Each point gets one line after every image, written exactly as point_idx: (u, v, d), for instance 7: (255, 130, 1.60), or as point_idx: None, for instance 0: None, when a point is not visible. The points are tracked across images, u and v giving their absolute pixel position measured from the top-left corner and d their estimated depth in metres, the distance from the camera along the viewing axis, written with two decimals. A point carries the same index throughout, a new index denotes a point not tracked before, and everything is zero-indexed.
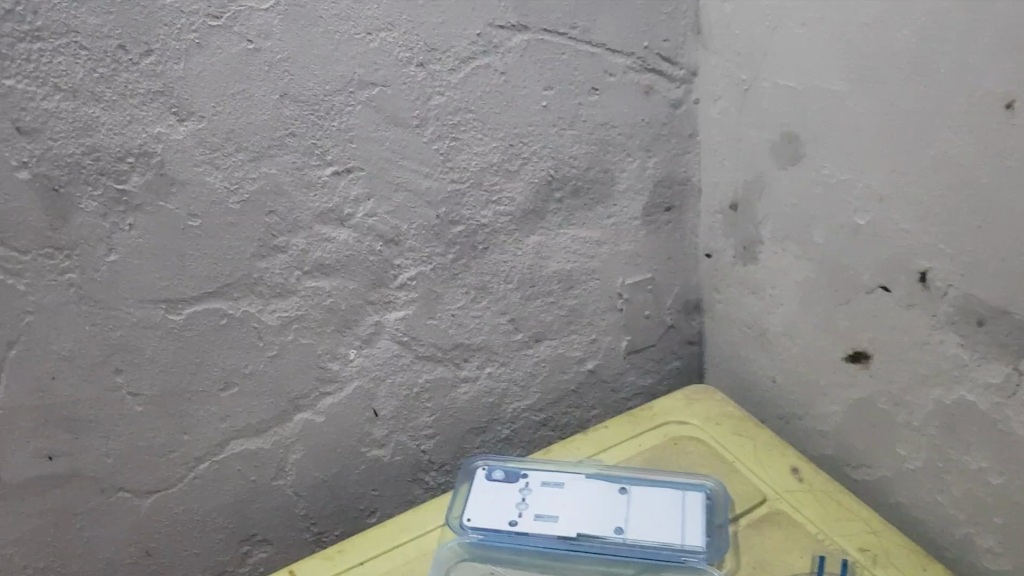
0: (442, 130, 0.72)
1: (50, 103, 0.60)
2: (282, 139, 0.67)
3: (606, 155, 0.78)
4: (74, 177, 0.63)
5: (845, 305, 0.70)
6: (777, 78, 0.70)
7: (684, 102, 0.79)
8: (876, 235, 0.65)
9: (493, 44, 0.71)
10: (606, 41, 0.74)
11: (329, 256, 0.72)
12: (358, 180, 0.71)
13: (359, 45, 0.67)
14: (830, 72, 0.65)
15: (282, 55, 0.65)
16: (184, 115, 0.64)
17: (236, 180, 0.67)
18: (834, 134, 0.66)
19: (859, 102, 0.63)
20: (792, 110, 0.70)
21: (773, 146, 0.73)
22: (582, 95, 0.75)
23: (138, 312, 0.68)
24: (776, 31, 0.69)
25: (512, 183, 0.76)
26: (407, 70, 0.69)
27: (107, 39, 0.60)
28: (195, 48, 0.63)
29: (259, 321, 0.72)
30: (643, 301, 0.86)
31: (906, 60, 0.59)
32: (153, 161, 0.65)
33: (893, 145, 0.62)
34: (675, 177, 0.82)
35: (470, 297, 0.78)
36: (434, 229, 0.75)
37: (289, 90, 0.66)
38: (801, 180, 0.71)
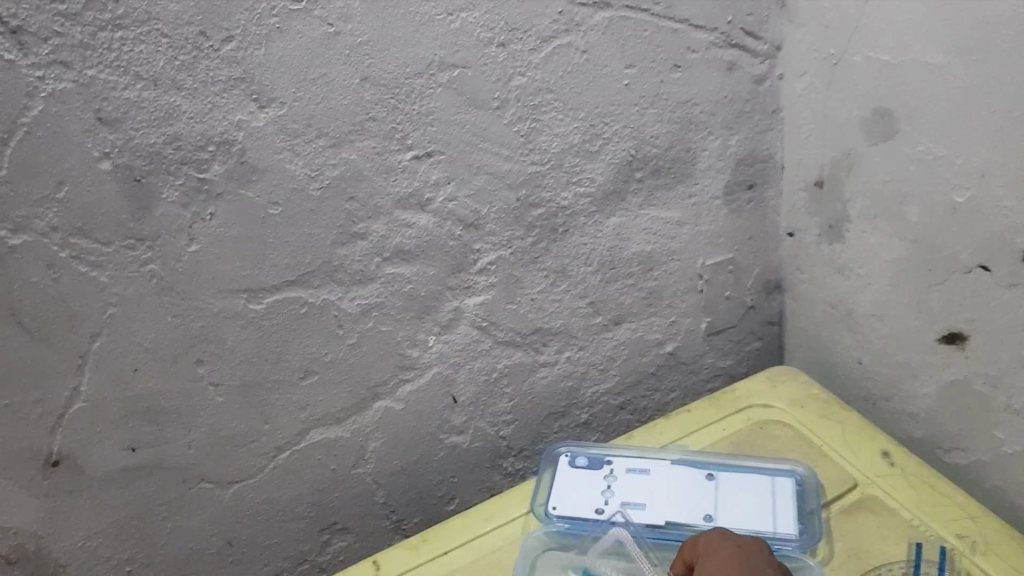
0: (523, 111, 0.70)
1: (132, 93, 0.59)
2: (363, 124, 0.66)
3: (687, 134, 0.76)
4: (155, 168, 0.61)
5: (940, 285, 0.67)
6: (868, 52, 0.68)
7: (768, 78, 0.77)
8: (976, 213, 0.62)
9: (575, 22, 0.68)
10: (689, 17, 0.72)
11: (409, 242, 0.71)
12: (439, 164, 0.69)
13: (441, 26, 0.65)
14: (927, 45, 0.62)
15: (362, 39, 0.63)
16: (265, 102, 0.62)
17: (317, 166, 0.66)
18: (931, 108, 0.64)
19: (961, 75, 0.60)
20: (885, 83, 0.67)
21: (864, 120, 0.70)
22: (665, 72, 0.73)
23: (221, 302, 0.67)
24: (868, 3, 0.66)
25: (592, 165, 0.74)
26: (488, 51, 0.67)
27: (189, 25, 0.58)
28: (277, 33, 0.61)
29: (340, 309, 0.71)
30: (723, 281, 0.84)
31: (1013, 30, 0.56)
32: (233, 149, 0.63)
33: (997, 119, 0.59)
34: (757, 155, 0.80)
35: (550, 280, 0.77)
36: (515, 213, 0.73)
37: (371, 74, 0.64)
38: (894, 157, 0.68)
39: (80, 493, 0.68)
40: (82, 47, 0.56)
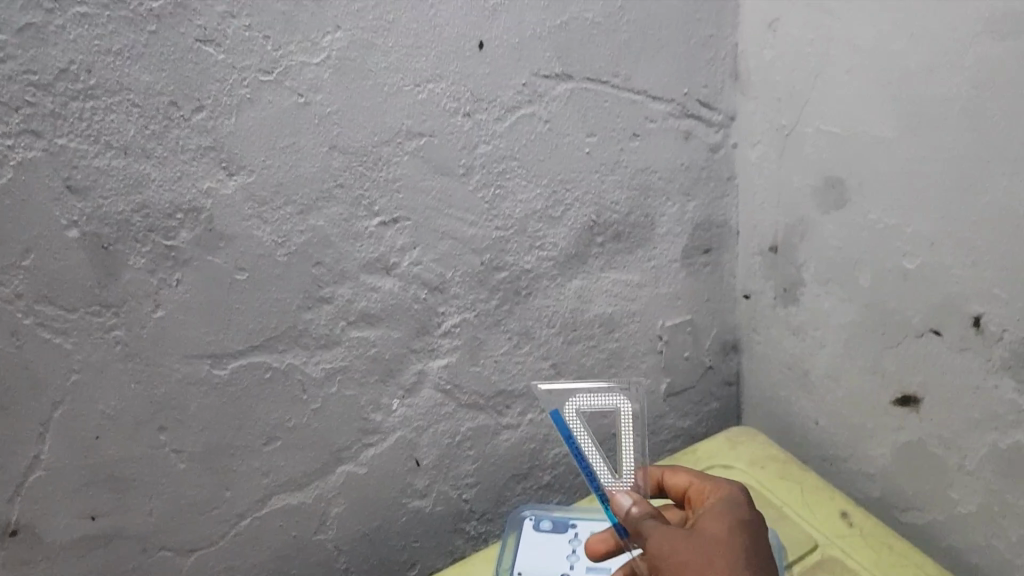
0: (488, 178, 0.72)
1: (102, 161, 0.59)
2: (331, 191, 0.67)
3: (646, 200, 0.79)
4: (123, 235, 0.61)
5: (893, 348, 0.70)
6: (819, 124, 0.71)
7: (723, 146, 0.80)
8: (926, 279, 0.65)
9: (538, 93, 0.71)
10: (647, 89, 0.75)
11: (374, 306, 0.72)
12: (405, 230, 0.70)
13: (408, 97, 0.67)
14: (875, 119, 0.66)
15: (331, 108, 0.65)
16: (234, 170, 0.63)
17: (284, 233, 0.67)
18: (880, 178, 0.67)
19: (909, 148, 0.64)
20: (836, 153, 0.70)
21: (816, 189, 0.73)
22: (624, 141, 0.76)
23: (185, 368, 0.67)
24: (819, 78, 0.70)
25: (554, 230, 0.76)
26: (454, 120, 0.69)
27: (160, 95, 0.59)
28: (247, 103, 0.62)
29: (305, 373, 0.71)
30: (682, 342, 0.86)
31: (957, 108, 0.59)
32: (201, 216, 0.63)
33: (945, 190, 0.62)
34: (713, 220, 0.82)
35: (514, 342, 0.78)
36: (479, 276, 0.74)
37: (339, 143, 0.66)
38: (845, 225, 0.71)
39: (36, 563, 0.67)
40: (53, 116, 0.57)
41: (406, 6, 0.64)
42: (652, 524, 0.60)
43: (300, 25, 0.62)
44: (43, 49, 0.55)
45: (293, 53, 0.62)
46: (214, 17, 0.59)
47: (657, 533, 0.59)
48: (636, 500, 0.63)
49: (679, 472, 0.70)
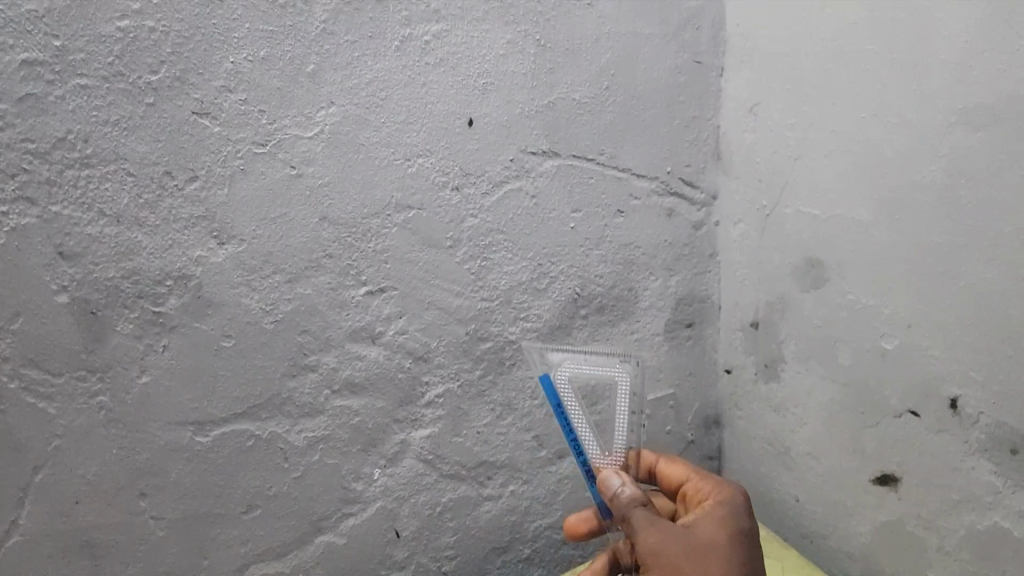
0: (475, 250, 0.73)
1: (94, 229, 0.60)
2: (320, 260, 0.68)
3: (630, 274, 0.80)
4: (112, 301, 0.62)
5: (873, 427, 0.71)
6: (798, 206, 0.73)
7: (705, 224, 0.82)
8: (903, 359, 0.66)
9: (525, 169, 0.73)
10: (632, 167, 0.77)
11: (359, 375, 0.72)
12: (391, 300, 0.71)
13: (398, 170, 0.69)
14: (852, 203, 0.68)
15: (323, 180, 0.66)
16: (225, 239, 0.64)
17: (272, 301, 0.67)
18: (857, 259, 0.68)
19: (884, 230, 0.65)
20: (814, 234, 0.72)
21: (796, 268, 0.74)
22: (608, 216, 0.77)
23: (168, 435, 0.66)
24: (798, 161, 0.72)
25: (539, 302, 0.77)
26: (443, 194, 0.71)
27: (155, 164, 0.61)
28: (240, 174, 0.64)
29: (286, 441, 0.70)
30: (665, 415, 0.85)
31: (931, 195, 0.61)
32: (190, 283, 0.64)
33: (919, 273, 0.63)
34: (696, 294, 0.84)
35: (496, 413, 0.78)
36: (464, 346, 0.75)
37: (329, 213, 0.67)
38: (825, 304, 0.72)
39: None
40: (48, 184, 0.58)
41: (397, 83, 0.67)
42: (642, 514, 0.64)
43: (294, 99, 0.64)
44: (43, 120, 0.58)
45: (287, 126, 0.64)
46: (211, 91, 0.62)
47: (650, 526, 0.63)
48: (627, 482, 0.66)
49: (676, 464, 0.73)
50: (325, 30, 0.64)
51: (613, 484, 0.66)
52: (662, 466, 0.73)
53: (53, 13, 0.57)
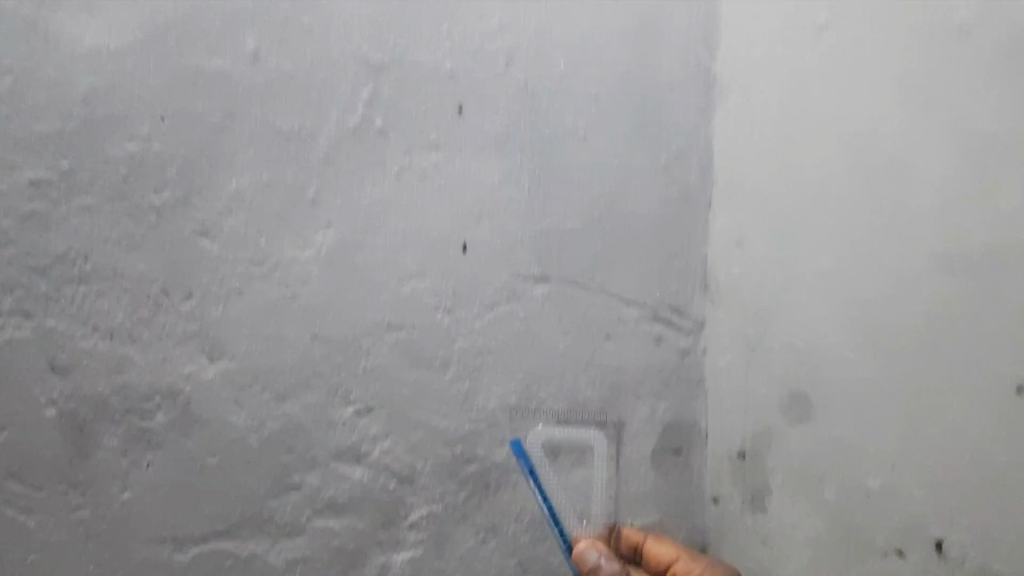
0: (463, 371, 0.71)
1: (87, 343, 0.62)
2: (309, 379, 0.67)
3: (618, 400, 0.76)
4: (100, 415, 0.63)
5: (857, 566, 0.66)
6: (785, 339, 0.73)
7: (693, 351, 0.80)
8: (887, 500, 0.64)
9: (516, 292, 0.73)
10: (620, 292, 0.76)
11: (341, 495, 0.68)
12: (378, 419, 0.69)
13: (392, 291, 0.69)
14: (838, 339, 0.68)
15: (317, 300, 0.67)
16: (216, 355, 0.65)
17: (259, 418, 0.66)
18: (842, 395, 0.68)
19: (870, 369, 0.66)
20: (802, 369, 0.71)
21: (784, 400, 0.73)
22: (597, 340, 0.75)
23: (145, 552, 0.64)
24: (785, 295, 0.73)
25: (527, 424, 0.73)
26: (435, 315, 0.70)
27: (152, 281, 0.63)
28: (236, 294, 0.65)
29: (265, 561, 0.66)
30: None
31: (916, 334, 0.62)
32: (179, 400, 0.64)
33: (905, 412, 0.63)
34: (684, 420, 0.79)
35: (478, 538, 0.71)
36: (449, 468, 0.71)
37: (321, 332, 0.67)
38: (810, 437, 0.71)
39: None
40: (46, 297, 0.61)
41: (395, 208, 0.69)
42: None
43: (294, 221, 0.66)
44: (46, 236, 0.61)
45: (285, 248, 0.66)
46: (213, 212, 0.64)
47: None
48: (606, 556, 0.67)
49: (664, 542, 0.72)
50: (328, 157, 0.67)
51: (590, 562, 0.66)
52: (650, 544, 0.73)
53: (65, 136, 0.61)
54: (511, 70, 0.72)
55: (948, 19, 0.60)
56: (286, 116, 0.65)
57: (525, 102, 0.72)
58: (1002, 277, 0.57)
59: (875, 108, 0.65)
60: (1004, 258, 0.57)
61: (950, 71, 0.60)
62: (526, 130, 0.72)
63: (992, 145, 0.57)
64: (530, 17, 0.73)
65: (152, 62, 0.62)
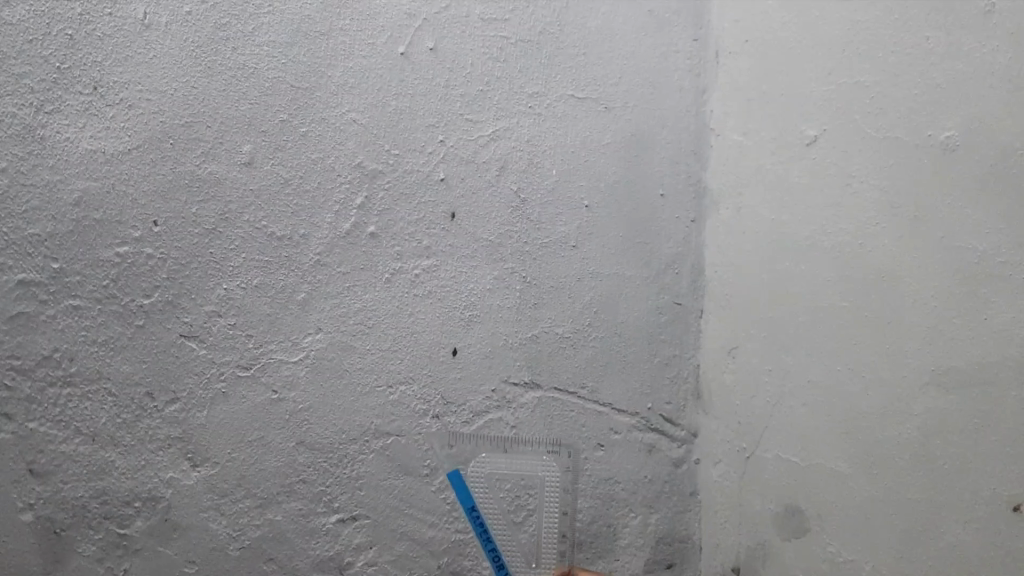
0: None
1: (68, 446, 0.60)
2: (292, 485, 0.66)
3: (609, 510, 0.75)
4: (77, 521, 0.61)
5: None
6: (777, 450, 0.72)
7: (686, 461, 0.79)
8: None
9: (506, 399, 0.72)
10: (612, 400, 0.75)
11: None
12: (363, 528, 0.68)
13: (380, 396, 0.68)
14: (830, 453, 0.67)
15: (304, 405, 0.66)
16: (199, 460, 0.63)
17: (240, 526, 0.64)
18: (836, 512, 0.66)
19: (861, 485, 0.64)
20: (794, 482, 0.70)
21: (776, 515, 0.72)
22: (588, 449, 0.74)
23: None
24: (777, 406, 0.72)
25: None
26: (423, 421, 0.69)
27: (137, 385, 0.62)
28: (221, 396, 0.64)
29: None
30: None
31: (908, 451, 0.61)
32: (159, 505, 0.62)
33: (899, 532, 0.62)
34: (676, 533, 0.78)
35: None
36: None
37: (307, 437, 0.66)
38: (804, 554, 0.69)
39: None
40: (28, 400, 0.59)
41: (385, 312, 0.68)
42: None
43: (283, 325, 0.65)
44: (31, 337, 0.60)
45: (272, 351, 0.65)
46: (202, 315, 0.63)
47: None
48: None
49: None
50: (319, 261, 0.66)
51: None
52: None
53: (56, 237, 0.60)
54: (504, 177, 0.72)
55: (932, 139, 0.61)
56: (279, 220, 0.65)
57: (517, 210, 0.73)
58: (995, 397, 0.57)
59: (861, 223, 0.65)
60: (995, 378, 0.57)
61: (935, 190, 0.60)
62: (518, 237, 0.73)
63: (979, 265, 0.58)
64: (525, 125, 0.74)
65: (148, 164, 0.62)
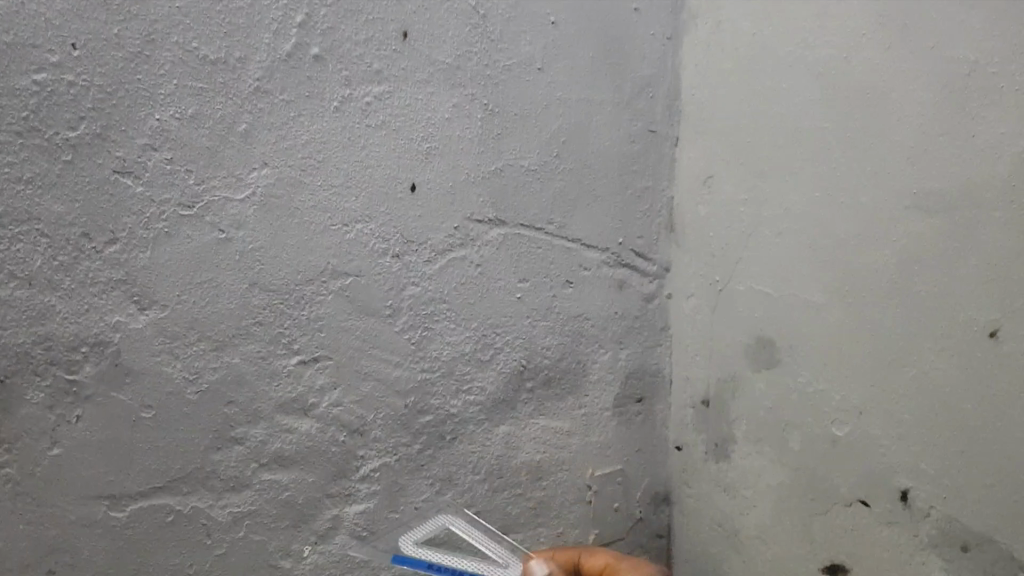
0: (415, 320, 0.69)
1: (4, 291, 0.55)
2: (248, 327, 0.63)
3: (579, 346, 0.76)
4: (22, 368, 0.57)
5: (822, 515, 0.68)
6: (751, 282, 0.71)
7: (657, 297, 0.80)
8: (856, 450, 0.64)
9: (470, 238, 0.70)
10: (582, 236, 0.74)
11: (289, 448, 0.66)
12: (325, 369, 0.66)
13: (335, 236, 0.65)
14: (806, 283, 0.66)
15: (254, 245, 0.62)
16: (146, 304, 0.60)
17: (196, 369, 0.62)
18: (808, 342, 0.66)
19: (837, 314, 0.63)
20: (766, 314, 0.70)
21: (748, 347, 0.72)
22: (556, 287, 0.74)
23: (78, 510, 0.60)
24: (751, 237, 0.70)
25: (483, 374, 0.72)
26: (382, 261, 0.67)
27: (71, 225, 0.57)
28: (164, 237, 0.59)
29: (210, 517, 0.64)
30: (613, 493, 0.81)
31: (884, 277, 0.59)
32: (108, 350, 0.59)
33: (871, 359, 0.61)
34: (647, 369, 0.81)
35: (436, 488, 0.72)
36: (402, 419, 0.70)
37: (259, 280, 0.63)
38: (777, 386, 0.70)
39: None
40: None
41: (336, 144, 0.63)
42: None
43: (225, 160, 0.60)
44: None
45: (215, 188, 0.60)
46: (134, 149, 0.58)
47: None
48: None
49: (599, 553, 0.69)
50: (259, 87, 0.61)
51: None
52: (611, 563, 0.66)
53: None
54: None
55: None
56: (211, 42, 0.59)
57: (476, 28, 0.68)
58: (978, 218, 0.54)
59: (847, 36, 0.60)
60: (980, 199, 0.53)
61: None
62: (478, 61, 0.68)
63: (970, 74, 0.53)
64: None
65: None
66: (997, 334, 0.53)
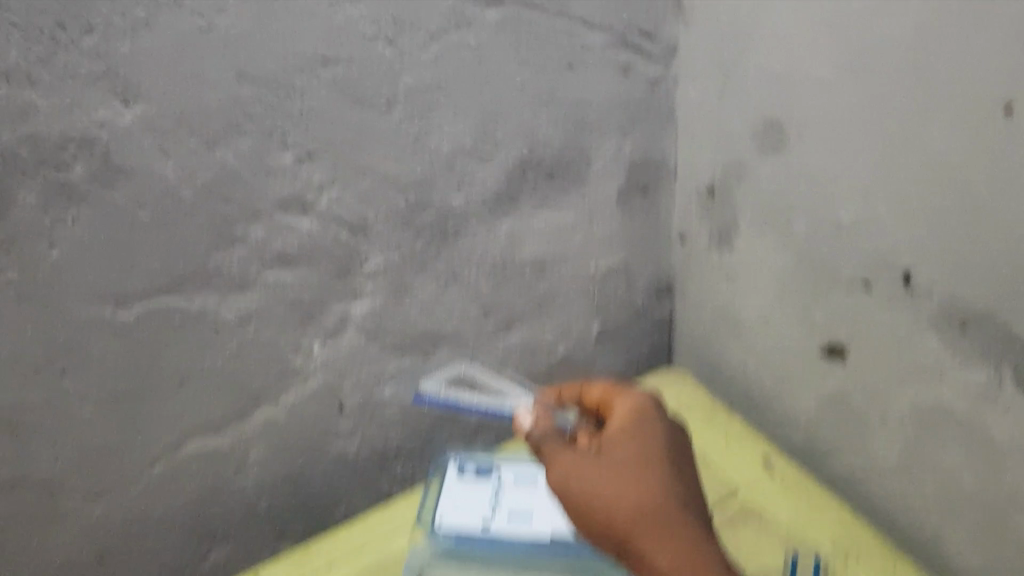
0: (412, 111, 0.66)
1: None
2: (239, 123, 0.60)
3: (582, 137, 0.75)
4: (8, 170, 0.54)
5: (824, 298, 0.69)
6: (760, 61, 0.67)
7: (664, 80, 0.77)
8: (861, 230, 0.63)
9: (466, 19, 0.65)
10: (584, 16, 0.69)
11: (291, 247, 0.65)
12: (320, 165, 0.64)
13: (323, 21, 0.60)
14: (818, 60, 0.62)
15: (237, 32, 0.57)
16: (132, 100, 0.56)
17: (189, 167, 0.59)
18: (818, 121, 0.64)
19: (848, 91, 0.61)
20: (775, 94, 0.67)
21: (756, 130, 0.70)
22: (557, 72, 0.71)
23: (85, 312, 0.60)
24: (763, 11, 0.66)
25: (484, 167, 0.71)
26: (374, 47, 0.62)
27: (42, 14, 0.51)
28: (144, 27, 0.54)
29: (217, 317, 0.65)
30: (614, 283, 0.83)
31: (898, 50, 0.56)
32: (96, 149, 0.56)
33: (882, 137, 0.59)
34: (652, 158, 0.79)
35: (440, 285, 0.74)
36: (404, 216, 0.69)
37: (246, 70, 0.58)
38: (783, 168, 0.69)
39: None
40: None
41: None
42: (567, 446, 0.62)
43: None
44: None
45: None
46: None
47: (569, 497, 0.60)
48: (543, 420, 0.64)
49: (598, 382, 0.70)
50: None
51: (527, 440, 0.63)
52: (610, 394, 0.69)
53: None
54: None
55: None
56: None
57: None
58: None
59: None
60: None
61: None
62: None
63: None
64: None
65: None
66: (1012, 108, 0.50)
